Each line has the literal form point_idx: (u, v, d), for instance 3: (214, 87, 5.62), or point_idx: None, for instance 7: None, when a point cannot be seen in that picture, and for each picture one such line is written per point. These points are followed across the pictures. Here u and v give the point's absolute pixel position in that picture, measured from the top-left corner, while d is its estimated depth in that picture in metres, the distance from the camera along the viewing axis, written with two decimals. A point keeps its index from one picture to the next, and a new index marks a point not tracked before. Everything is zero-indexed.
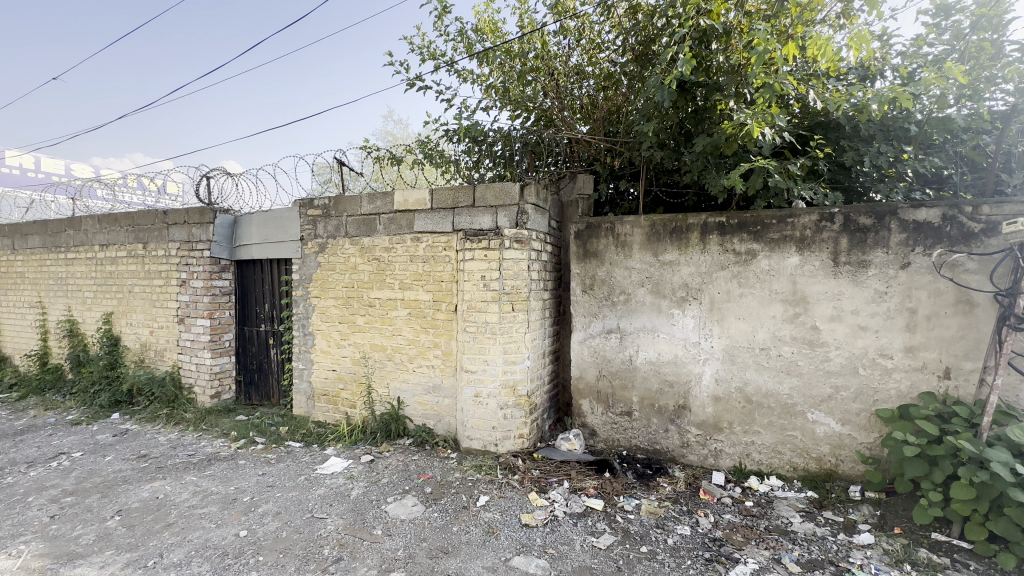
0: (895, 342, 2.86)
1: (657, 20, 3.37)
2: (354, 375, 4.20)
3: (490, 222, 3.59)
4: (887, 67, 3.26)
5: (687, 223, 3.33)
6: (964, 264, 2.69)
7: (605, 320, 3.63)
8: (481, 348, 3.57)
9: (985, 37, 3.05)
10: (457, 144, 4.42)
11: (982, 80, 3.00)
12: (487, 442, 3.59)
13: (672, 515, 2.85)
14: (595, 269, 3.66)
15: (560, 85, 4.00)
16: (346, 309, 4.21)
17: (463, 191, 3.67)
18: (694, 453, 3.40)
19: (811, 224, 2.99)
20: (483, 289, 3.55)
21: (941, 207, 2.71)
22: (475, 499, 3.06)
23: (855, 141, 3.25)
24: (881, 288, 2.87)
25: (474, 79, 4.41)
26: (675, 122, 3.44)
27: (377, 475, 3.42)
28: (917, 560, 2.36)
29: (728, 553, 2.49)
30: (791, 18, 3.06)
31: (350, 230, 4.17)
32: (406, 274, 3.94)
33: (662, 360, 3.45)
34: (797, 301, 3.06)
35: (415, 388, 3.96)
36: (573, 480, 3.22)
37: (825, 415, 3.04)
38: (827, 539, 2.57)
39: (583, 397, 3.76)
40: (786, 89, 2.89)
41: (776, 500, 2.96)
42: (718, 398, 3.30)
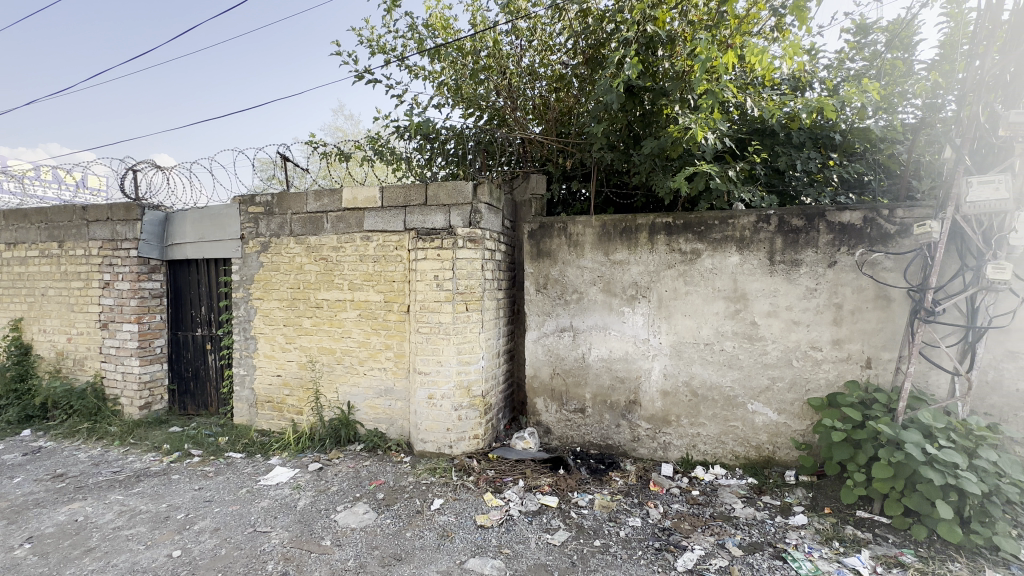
0: (823, 335, 3.08)
1: (606, 24, 3.45)
2: (300, 380, 4.02)
3: (443, 221, 3.54)
4: (816, 79, 3.50)
5: (636, 223, 3.43)
6: (882, 263, 2.93)
7: (559, 318, 3.68)
8: (435, 349, 3.50)
9: (897, 56, 3.36)
10: (409, 141, 4.30)
11: (895, 95, 3.30)
12: (441, 444, 3.53)
13: (624, 508, 2.92)
14: (548, 268, 3.69)
15: (513, 85, 4.01)
16: (291, 312, 4.02)
17: (415, 189, 3.60)
18: (644, 446, 3.51)
19: (749, 225, 3.16)
20: (436, 289, 3.48)
21: (862, 210, 2.94)
22: (430, 503, 3.00)
23: (788, 147, 3.46)
24: (811, 285, 3.07)
25: (426, 75, 4.32)
26: (624, 124, 3.54)
27: (325, 483, 3.28)
28: (845, 536, 2.55)
29: (677, 541, 2.58)
30: (730, 29, 3.21)
31: (295, 229, 3.99)
32: (356, 274, 3.81)
33: (614, 357, 3.54)
34: (737, 298, 3.22)
35: (367, 391, 3.84)
36: (528, 479, 3.24)
37: (763, 405, 3.22)
38: (766, 522, 2.73)
39: (538, 396, 3.79)
40: (726, 96, 3.03)
41: (720, 488, 3.11)
42: (666, 392, 3.43)
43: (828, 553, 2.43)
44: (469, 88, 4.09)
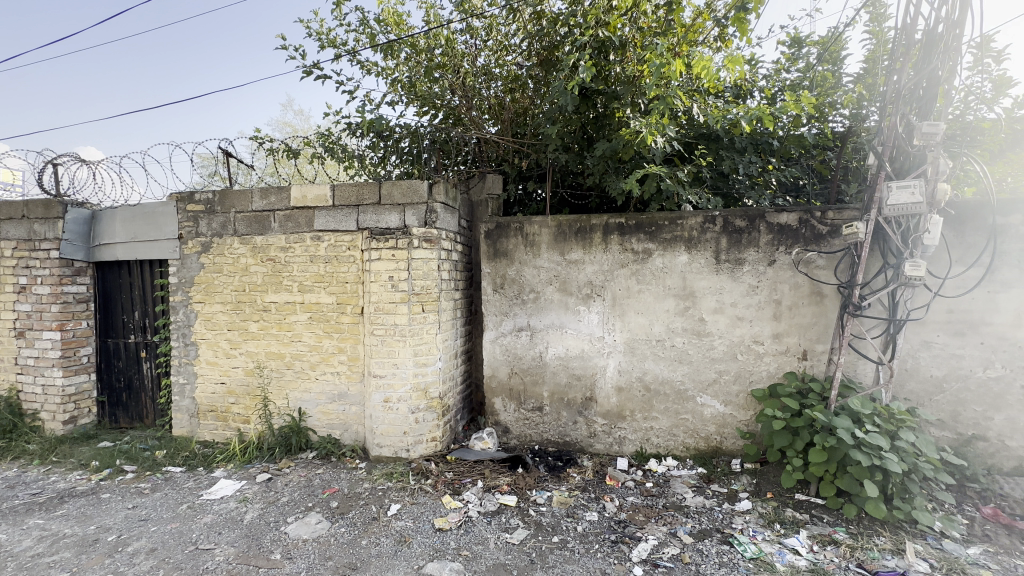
0: (764, 330, 3.26)
1: (559, 27, 3.50)
2: (246, 387, 3.83)
3: (397, 221, 3.47)
4: (756, 88, 3.71)
5: (591, 224, 3.50)
6: (815, 261, 3.14)
7: (516, 318, 3.70)
8: (390, 351, 3.42)
9: (826, 69, 3.61)
10: (361, 139, 4.17)
11: (826, 104, 3.54)
12: (397, 448, 3.46)
13: (581, 503, 2.98)
14: (505, 268, 3.70)
15: (468, 84, 3.98)
16: (236, 315, 3.82)
17: (368, 188, 3.50)
18: (600, 442, 3.59)
19: (697, 225, 3.30)
20: (391, 290, 3.41)
21: (798, 212, 3.14)
22: (386, 509, 2.94)
23: (732, 152, 3.59)
24: (753, 283, 3.25)
25: (378, 71, 4.21)
26: (578, 126, 3.61)
27: (275, 494, 3.13)
28: (785, 518, 2.72)
29: (632, 532, 2.66)
30: (677, 38, 3.35)
31: (239, 228, 3.79)
32: (306, 276, 3.67)
33: (570, 355, 3.59)
34: (686, 296, 3.36)
35: (319, 397, 3.71)
36: (487, 479, 3.23)
37: (711, 398, 3.37)
38: (715, 509, 2.86)
39: (496, 395, 3.79)
40: (675, 102, 3.15)
41: (672, 478, 3.23)
42: (621, 388, 3.52)
43: (770, 535, 2.58)
44: (423, 86, 4.01)
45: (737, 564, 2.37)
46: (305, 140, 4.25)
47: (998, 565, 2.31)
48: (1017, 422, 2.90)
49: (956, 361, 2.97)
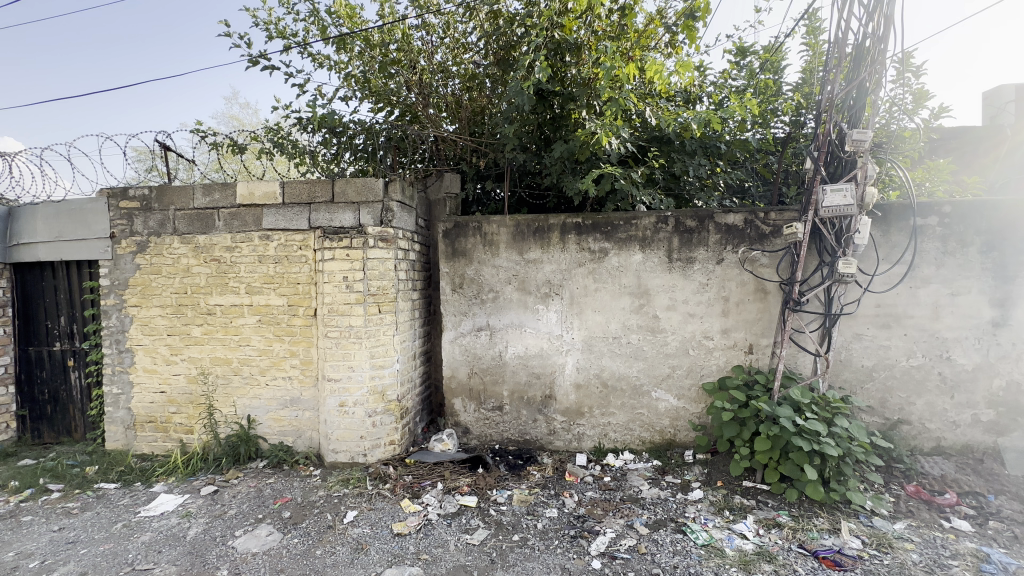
0: (714, 326, 3.40)
1: (516, 27, 3.52)
2: (189, 395, 3.61)
3: (352, 219, 3.37)
4: (704, 93, 3.87)
5: (548, 223, 3.53)
6: (760, 260, 3.31)
7: (475, 318, 3.68)
8: (345, 354, 3.32)
9: (768, 78, 3.82)
10: (313, 134, 4.01)
11: (768, 111, 3.76)
12: (354, 453, 3.37)
13: (541, 500, 3.01)
14: (463, 268, 3.68)
15: (424, 81, 3.92)
16: (176, 320, 3.59)
17: (321, 185, 3.39)
18: (560, 438, 3.63)
19: (650, 225, 3.40)
20: (345, 290, 3.31)
21: (743, 213, 3.30)
22: (342, 516, 2.85)
23: (683, 155, 3.70)
24: (703, 281, 3.38)
25: (331, 65, 4.05)
26: (536, 126, 3.64)
27: (221, 507, 2.98)
28: (733, 505, 2.85)
29: (590, 527, 2.70)
30: (630, 43, 3.44)
31: (179, 226, 3.57)
32: (254, 277, 3.51)
33: (529, 354, 3.62)
34: (641, 294, 3.45)
35: (269, 403, 3.56)
36: (447, 481, 3.20)
37: (665, 392, 3.48)
38: (669, 500, 2.95)
39: (455, 396, 3.76)
40: (628, 104, 3.24)
41: (629, 472, 3.32)
42: (579, 385, 3.57)
43: (720, 522, 2.70)
44: (378, 81, 3.91)
45: (690, 551, 2.46)
46: (252, 135, 4.02)
47: (920, 538, 2.52)
48: (935, 406, 3.17)
49: (884, 352, 3.21)
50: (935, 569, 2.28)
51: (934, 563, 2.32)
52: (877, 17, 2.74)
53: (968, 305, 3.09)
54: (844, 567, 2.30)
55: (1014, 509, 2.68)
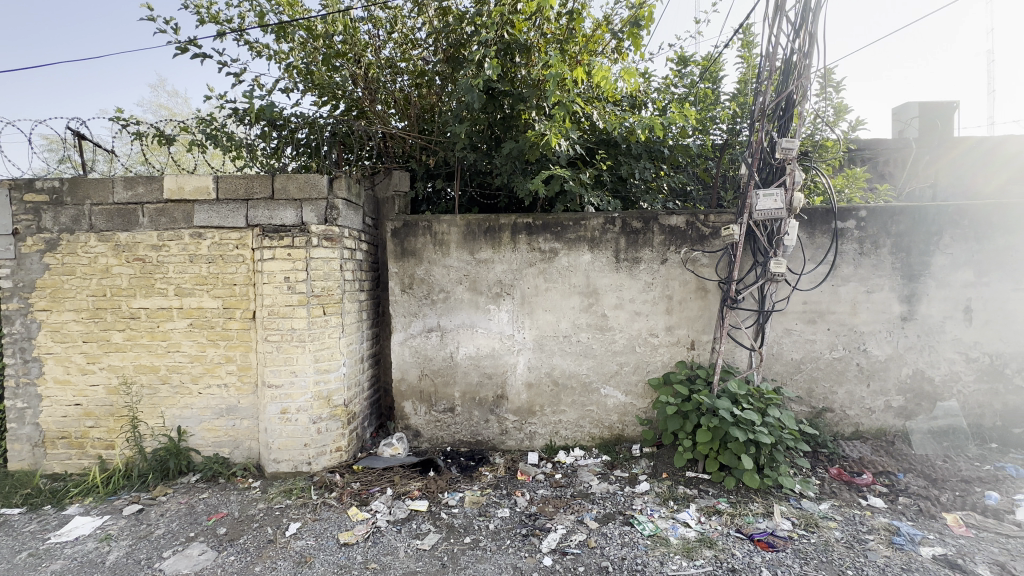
0: (659, 323, 3.53)
1: (465, 26, 3.49)
2: (109, 407, 3.32)
3: (294, 217, 3.21)
4: (649, 99, 4.01)
5: (499, 223, 3.53)
6: (700, 260, 3.47)
7: (425, 318, 3.62)
8: (287, 359, 3.16)
9: (707, 87, 4.02)
10: (250, 127, 3.77)
11: (707, 119, 3.96)
12: (297, 462, 3.21)
13: (493, 500, 3.00)
14: (413, 268, 3.61)
15: (372, 76, 3.81)
16: (93, 325, 3.28)
17: (260, 180, 3.21)
18: (512, 438, 3.64)
19: (598, 226, 3.48)
20: (286, 292, 3.15)
21: (685, 215, 3.45)
22: (284, 529, 2.71)
23: (629, 158, 3.83)
24: (649, 280, 3.50)
25: (270, 54, 3.83)
26: (486, 126, 3.64)
27: (147, 528, 2.74)
28: (677, 495, 2.97)
29: (542, 524, 2.73)
30: (579, 47, 3.50)
31: (96, 223, 3.26)
32: (184, 278, 3.27)
33: (480, 354, 3.60)
34: (590, 293, 3.52)
35: (202, 413, 3.33)
36: (397, 486, 3.12)
37: (613, 388, 3.57)
38: (617, 493, 3.04)
39: (406, 399, 3.69)
40: (576, 107, 3.31)
41: (579, 468, 3.38)
42: (530, 384, 3.60)
43: (665, 512, 2.80)
44: (322, 74, 3.74)
45: (637, 542, 2.54)
46: (181, 125, 3.72)
47: (841, 516, 2.74)
48: (854, 394, 3.46)
49: (810, 345, 3.45)
50: (855, 544, 2.48)
51: (853, 538, 2.53)
52: (803, 34, 2.94)
53: (881, 301, 3.39)
54: (777, 548, 2.46)
55: (919, 485, 2.97)
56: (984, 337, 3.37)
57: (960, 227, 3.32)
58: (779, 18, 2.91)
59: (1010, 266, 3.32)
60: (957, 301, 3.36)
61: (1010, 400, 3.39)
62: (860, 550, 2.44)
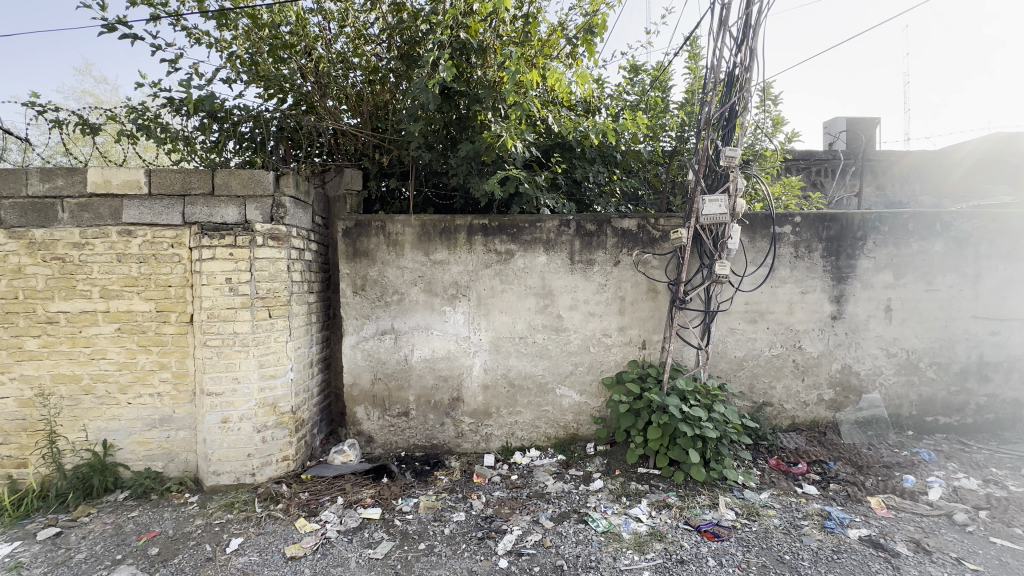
0: (612, 324, 3.61)
1: (420, 23, 3.44)
2: (22, 422, 3.01)
3: (236, 215, 3.04)
4: (602, 105, 4.10)
5: (455, 224, 3.50)
6: (651, 262, 3.58)
7: (378, 321, 3.54)
8: (228, 365, 2.99)
9: (657, 95, 4.16)
10: (188, 118, 3.51)
11: (658, 126, 4.10)
12: (239, 474, 3.04)
13: (449, 504, 2.96)
14: (366, 269, 3.52)
15: (322, 70, 3.67)
16: (3, 331, 2.97)
17: (198, 174, 3.01)
18: (468, 441, 3.61)
19: (553, 228, 3.52)
20: (227, 294, 2.97)
21: (636, 219, 3.55)
22: (224, 546, 2.56)
23: (583, 161, 3.90)
24: (602, 281, 3.58)
25: (211, 42, 3.61)
26: (441, 126, 3.61)
27: (65, 553, 2.50)
28: (630, 491, 3.05)
29: (497, 526, 2.72)
30: (534, 50, 3.54)
31: (7, 218, 2.96)
32: (111, 279, 3.02)
33: (436, 357, 3.56)
34: (546, 295, 3.56)
35: (132, 425, 3.08)
36: (348, 494, 3.02)
37: (568, 388, 3.62)
38: (572, 492, 3.08)
39: (358, 404, 3.58)
40: (532, 109, 3.35)
41: (535, 468, 3.40)
42: (487, 385, 3.59)
43: (618, 508, 2.87)
44: (268, 65, 3.56)
45: (591, 539, 2.58)
46: (108, 114, 3.42)
47: (780, 504, 2.90)
48: (791, 388, 3.68)
49: (752, 343, 3.65)
50: (791, 530, 2.64)
51: (790, 525, 2.69)
52: (745, 49, 3.11)
53: (814, 301, 3.63)
54: (722, 538, 2.57)
55: (848, 472, 3.20)
56: (902, 334, 3.69)
57: (881, 233, 3.61)
58: (723, 32, 3.06)
59: (923, 269, 3.65)
60: (879, 301, 3.66)
61: (924, 391, 3.73)
62: (796, 535, 2.59)
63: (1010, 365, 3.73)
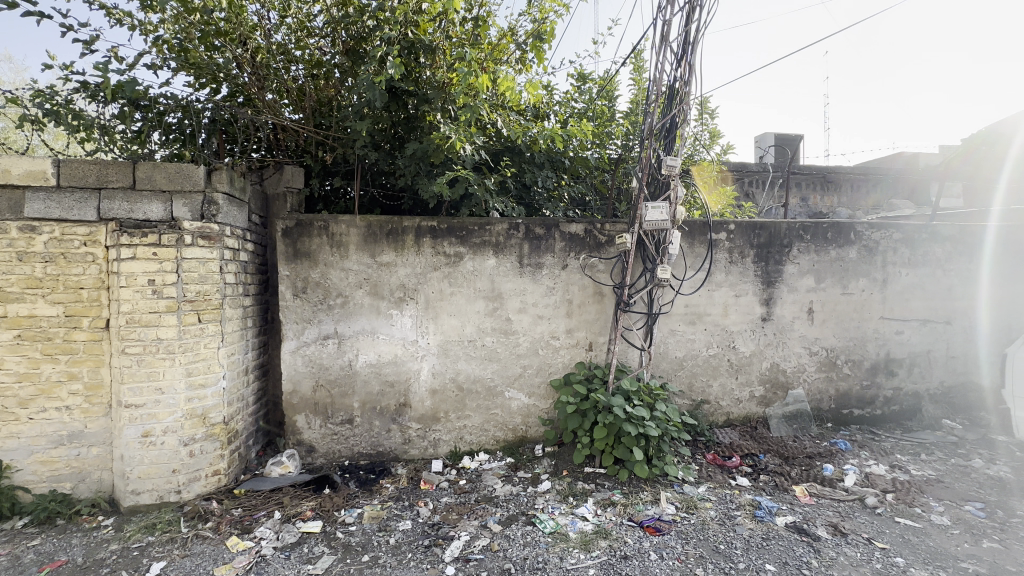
0: (560, 326, 3.66)
1: (367, 19, 3.36)
2: None
3: (161, 211, 2.82)
4: (551, 111, 4.17)
5: (402, 225, 3.42)
6: (597, 266, 3.67)
7: (321, 325, 3.40)
8: (150, 374, 2.75)
9: (603, 104, 4.28)
10: (105, 104, 3.21)
11: (604, 134, 4.21)
12: (163, 492, 2.80)
13: (394, 513, 2.88)
14: (307, 270, 3.37)
15: (261, 62, 3.48)
16: None
17: (117, 167, 2.77)
18: (415, 447, 3.53)
19: (503, 231, 3.53)
20: (150, 297, 2.74)
21: (584, 223, 3.63)
22: (144, 572, 2.35)
23: (531, 166, 3.94)
24: (550, 285, 3.63)
25: (134, 24, 3.32)
26: (388, 125, 3.53)
27: None
28: (577, 491, 3.10)
29: (445, 533, 2.68)
30: (484, 54, 3.54)
31: None
32: (10, 281, 2.70)
33: (382, 361, 3.46)
34: (495, 297, 3.56)
35: (34, 443, 2.76)
36: (286, 508, 2.87)
37: (517, 391, 3.63)
38: (520, 494, 3.09)
39: (298, 412, 3.42)
40: (481, 112, 3.34)
41: (484, 472, 3.38)
42: (435, 390, 3.53)
43: (565, 508, 2.91)
44: (199, 52, 3.32)
45: (538, 541, 2.60)
46: (8, 96, 3.07)
47: (716, 497, 3.06)
48: (726, 386, 3.90)
49: (691, 344, 3.83)
50: (725, 521, 2.79)
51: (725, 516, 2.84)
52: (684, 64, 3.27)
53: (747, 304, 3.87)
54: (662, 532, 2.67)
55: (776, 463, 3.42)
56: (822, 333, 4.00)
57: (804, 241, 3.91)
58: (664, 47, 3.21)
59: (840, 274, 3.98)
60: (803, 304, 3.95)
61: (841, 386, 4.06)
62: (730, 525, 2.74)
63: (912, 361, 4.15)
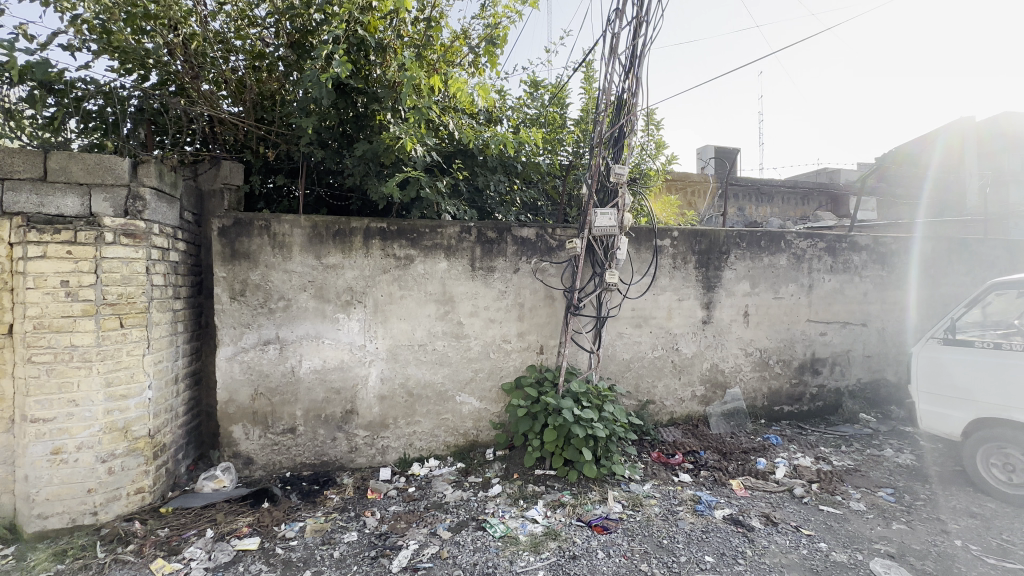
0: (511, 330, 3.67)
1: (314, 12, 3.24)
2: None
3: (77, 206, 2.57)
4: (504, 116, 4.20)
5: (350, 227, 3.31)
6: (548, 270, 3.72)
7: (261, 329, 3.22)
8: (61, 385, 2.49)
9: (555, 111, 4.36)
10: (11, 86, 2.89)
11: (556, 141, 4.28)
12: (76, 513, 2.55)
13: (339, 525, 2.77)
14: (246, 272, 3.19)
15: (197, 50, 3.27)
16: None
17: (25, 155, 2.49)
18: (362, 455, 3.42)
19: (454, 234, 3.50)
20: (64, 300, 2.49)
21: (535, 227, 3.67)
22: None
23: (484, 170, 3.94)
24: (502, 288, 3.63)
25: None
26: (336, 122, 3.41)
27: None
28: (527, 494, 3.11)
29: (393, 543, 2.61)
30: (436, 55, 3.50)
31: None
32: None
33: (327, 367, 3.33)
34: (446, 301, 3.52)
35: None
36: (220, 525, 2.69)
37: (468, 395, 3.61)
38: (471, 499, 3.06)
39: (234, 422, 3.23)
40: (432, 114, 3.30)
41: (434, 478, 3.33)
42: (383, 396, 3.44)
43: (515, 512, 2.92)
44: (125, 36, 3.07)
45: (489, 545, 2.59)
46: None
47: (660, 493, 3.17)
48: (670, 386, 4.06)
49: (637, 346, 3.96)
50: (668, 516, 2.90)
51: (668, 512, 2.95)
52: (631, 77, 3.39)
53: (689, 307, 4.06)
54: (610, 530, 2.74)
55: (715, 458, 3.60)
56: (757, 335, 4.27)
57: (741, 248, 4.16)
58: (613, 59, 3.32)
59: (772, 280, 4.26)
60: (739, 307, 4.20)
61: (773, 384, 4.34)
62: (672, 521, 2.85)
63: (834, 360, 4.51)
